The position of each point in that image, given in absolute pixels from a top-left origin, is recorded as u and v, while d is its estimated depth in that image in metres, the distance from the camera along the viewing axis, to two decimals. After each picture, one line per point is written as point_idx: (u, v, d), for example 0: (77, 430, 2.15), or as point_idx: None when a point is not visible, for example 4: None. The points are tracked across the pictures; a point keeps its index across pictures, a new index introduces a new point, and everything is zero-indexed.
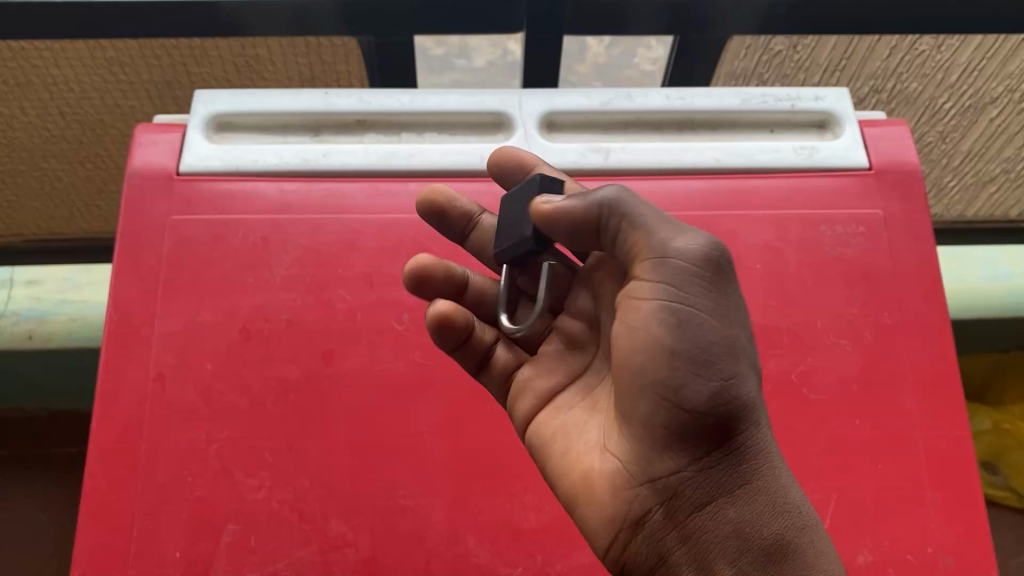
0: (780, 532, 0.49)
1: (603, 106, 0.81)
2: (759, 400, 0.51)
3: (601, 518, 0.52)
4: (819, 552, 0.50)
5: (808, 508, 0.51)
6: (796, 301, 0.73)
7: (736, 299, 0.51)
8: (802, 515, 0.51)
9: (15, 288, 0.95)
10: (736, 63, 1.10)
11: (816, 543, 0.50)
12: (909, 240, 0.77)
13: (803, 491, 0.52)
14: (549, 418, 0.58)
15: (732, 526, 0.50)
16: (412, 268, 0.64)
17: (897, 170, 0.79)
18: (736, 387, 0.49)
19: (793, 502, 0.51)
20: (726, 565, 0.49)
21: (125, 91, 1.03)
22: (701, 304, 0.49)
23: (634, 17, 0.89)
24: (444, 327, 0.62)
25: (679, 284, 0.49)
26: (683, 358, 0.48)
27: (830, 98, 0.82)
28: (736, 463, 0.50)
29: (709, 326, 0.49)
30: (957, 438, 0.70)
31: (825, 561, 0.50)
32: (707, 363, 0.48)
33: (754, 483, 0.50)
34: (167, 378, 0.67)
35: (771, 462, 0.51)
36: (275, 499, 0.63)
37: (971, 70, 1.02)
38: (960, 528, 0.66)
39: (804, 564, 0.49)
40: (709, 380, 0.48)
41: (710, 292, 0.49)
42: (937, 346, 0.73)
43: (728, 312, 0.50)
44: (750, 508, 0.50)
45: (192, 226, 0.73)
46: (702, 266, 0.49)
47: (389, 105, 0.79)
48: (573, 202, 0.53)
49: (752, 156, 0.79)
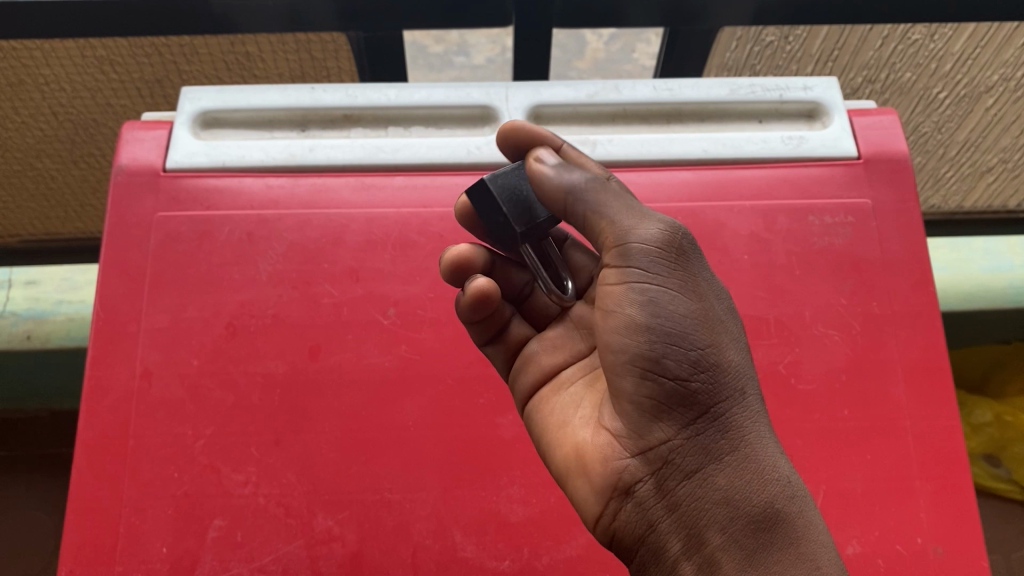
0: (770, 500, 0.49)
1: (590, 98, 0.80)
2: (741, 372, 0.53)
3: (592, 488, 0.53)
4: (809, 523, 0.50)
5: (797, 477, 0.51)
6: (786, 292, 0.73)
7: (701, 276, 0.54)
8: (792, 484, 0.50)
9: (14, 289, 0.97)
10: (727, 55, 1.10)
11: (806, 514, 0.50)
12: (897, 229, 0.76)
13: (792, 463, 0.52)
14: (549, 394, 0.60)
15: (722, 493, 0.50)
16: (455, 253, 0.60)
17: (886, 159, 0.79)
18: (711, 357, 0.51)
19: (782, 471, 0.51)
20: (718, 532, 0.49)
21: (116, 90, 1.03)
22: (669, 281, 0.52)
23: (624, 9, 0.88)
24: (479, 303, 0.59)
25: (648, 265, 0.52)
26: (659, 332, 0.51)
27: (819, 88, 0.82)
28: (723, 430, 0.51)
29: (679, 302, 0.52)
30: (947, 428, 0.69)
31: (814, 528, 0.50)
32: (680, 337, 0.51)
33: (741, 450, 0.51)
34: (154, 375, 0.67)
35: (758, 431, 0.52)
36: (262, 494, 0.63)
37: (965, 59, 1.00)
38: (950, 519, 0.66)
39: (793, 533, 0.49)
40: (685, 353, 0.51)
41: (675, 270, 0.52)
42: (925, 335, 0.72)
43: (696, 288, 0.53)
44: (739, 475, 0.50)
45: (179, 223, 0.72)
46: (666, 247, 0.53)
47: (377, 99, 0.79)
48: (545, 177, 0.55)
49: (740, 147, 0.78)
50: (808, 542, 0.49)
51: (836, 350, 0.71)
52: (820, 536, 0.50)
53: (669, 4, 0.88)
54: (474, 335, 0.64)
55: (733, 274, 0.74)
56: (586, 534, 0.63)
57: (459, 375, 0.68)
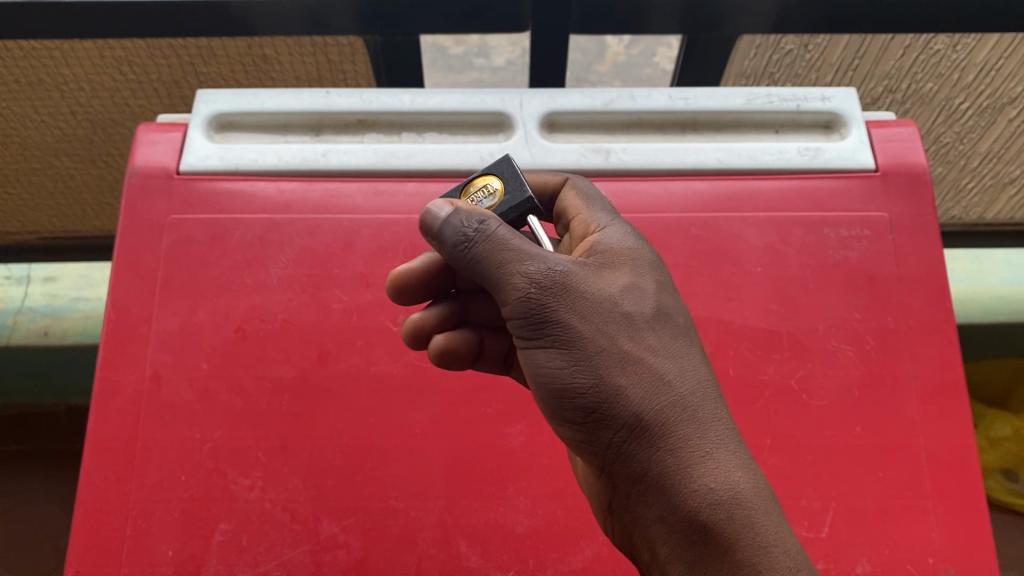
0: (693, 516, 0.46)
1: (605, 106, 0.80)
2: (642, 388, 0.48)
3: (593, 507, 0.57)
4: (746, 526, 0.46)
5: (724, 482, 0.47)
6: (800, 306, 0.72)
7: (570, 308, 0.49)
8: (717, 492, 0.46)
9: (33, 286, 1.00)
10: (746, 63, 1.09)
11: (743, 518, 0.46)
12: (916, 244, 0.75)
13: (722, 463, 0.47)
14: None
15: (654, 516, 0.48)
16: (416, 319, 0.61)
17: (906, 172, 0.77)
18: (597, 398, 0.48)
19: (702, 481, 0.47)
20: (662, 550, 0.48)
21: (134, 91, 1.06)
22: (537, 335, 0.50)
23: (642, 15, 0.87)
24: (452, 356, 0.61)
25: (518, 329, 0.50)
26: (546, 390, 0.50)
27: (838, 98, 0.81)
28: (631, 464, 0.48)
29: (552, 354, 0.49)
30: (961, 446, 0.68)
31: (750, 532, 0.45)
32: (564, 388, 0.49)
33: (651, 477, 0.48)
34: (162, 377, 0.67)
35: (670, 446, 0.47)
36: (268, 499, 0.63)
37: (987, 70, 0.98)
38: (963, 538, 0.65)
39: (727, 544, 0.45)
40: (574, 400, 0.49)
41: (539, 323, 0.49)
42: (942, 350, 0.71)
43: (562, 328, 0.49)
44: (660, 500, 0.48)
45: (191, 226, 0.73)
46: (519, 308, 0.49)
47: (390, 105, 0.79)
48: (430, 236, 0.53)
49: (755, 158, 0.77)
50: (743, 549, 0.45)
51: (850, 366, 0.70)
52: (759, 539, 0.45)
53: (688, 11, 0.88)
54: (494, 369, 0.64)
55: (745, 286, 0.73)
56: (591, 547, 0.63)
57: (466, 384, 0.68)
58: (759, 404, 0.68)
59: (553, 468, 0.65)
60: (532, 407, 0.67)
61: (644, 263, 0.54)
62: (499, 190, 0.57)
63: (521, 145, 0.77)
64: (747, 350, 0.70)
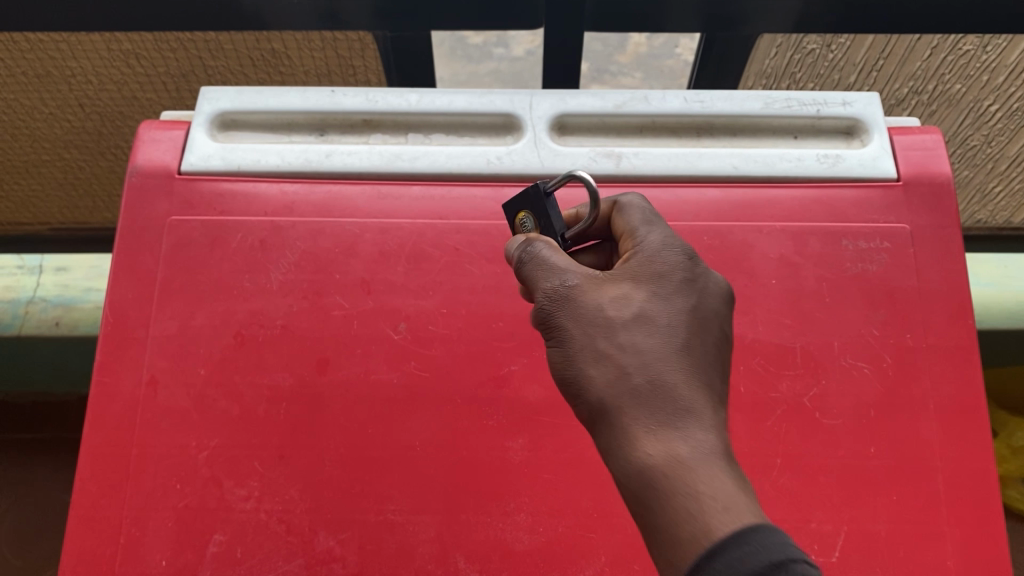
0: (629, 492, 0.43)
1: (617, 108, 0.78)
2: (605, 373, 0.45)
3: None
4: (674, 505, 0.41)
5: (660, 462, 0.42)
6: (815, 320, 0.70)
7: (552, 301, 0.48)
8: (650, 470, 0.42)
9: (45, 275, 0.99)
10: (766, 62, 1.04)
11: (672, 498, 0.41)
12: (939, 257, 0.72)
13: (666, 443, 0.42)
14: None
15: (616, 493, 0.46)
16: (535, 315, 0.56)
17: (929, 181, 0.74)
18: (570, 385, 0.47)
19: (639, 460, 0.42)
20: None
21: (143, 83, 1.04)
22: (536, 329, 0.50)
23: (659, 14, 0.84)
24: None
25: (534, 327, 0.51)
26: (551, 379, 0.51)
27: (859, 103, 0.78)
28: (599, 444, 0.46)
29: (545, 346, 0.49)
30: (981, 468, 0.65)
31: (676, 512, 0.40)
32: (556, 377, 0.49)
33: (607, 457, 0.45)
34: (159, 383, 0.66)
35: (622, 425, 0.44)
36: (264, 510, 0.62)
37: (1019, 70, 0.95)
38: (981, 566, 0.62)
39: (655, 520, 0.41)
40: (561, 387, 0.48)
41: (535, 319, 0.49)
42: (962, 369, 0.68)
43: (547, 323, 0.48)
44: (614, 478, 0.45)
45: (192, 227, 0.72)
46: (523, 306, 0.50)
47: (397, 105, 0.77)
48: None
49: (772, 165, 0.75)
50: (666, 528, 0.40)
51: (866, 384, 0.67)
52: (682, 518, 0.40)
53: (707, 9, 0.85)
54: None
55: (760, 298, 0.70)
56: (592, 566, 0.61)
57: (468, 396, 0.66)
58: (769, 422, 0.66)
59: (555, 484, 0.63)
60: (535, 420, 0.65)
61: (656, 255, 0.48)
62: (522, 213, 0.56)
63: (530, 148, 0.75)
64: (759, 366, 0.68)
